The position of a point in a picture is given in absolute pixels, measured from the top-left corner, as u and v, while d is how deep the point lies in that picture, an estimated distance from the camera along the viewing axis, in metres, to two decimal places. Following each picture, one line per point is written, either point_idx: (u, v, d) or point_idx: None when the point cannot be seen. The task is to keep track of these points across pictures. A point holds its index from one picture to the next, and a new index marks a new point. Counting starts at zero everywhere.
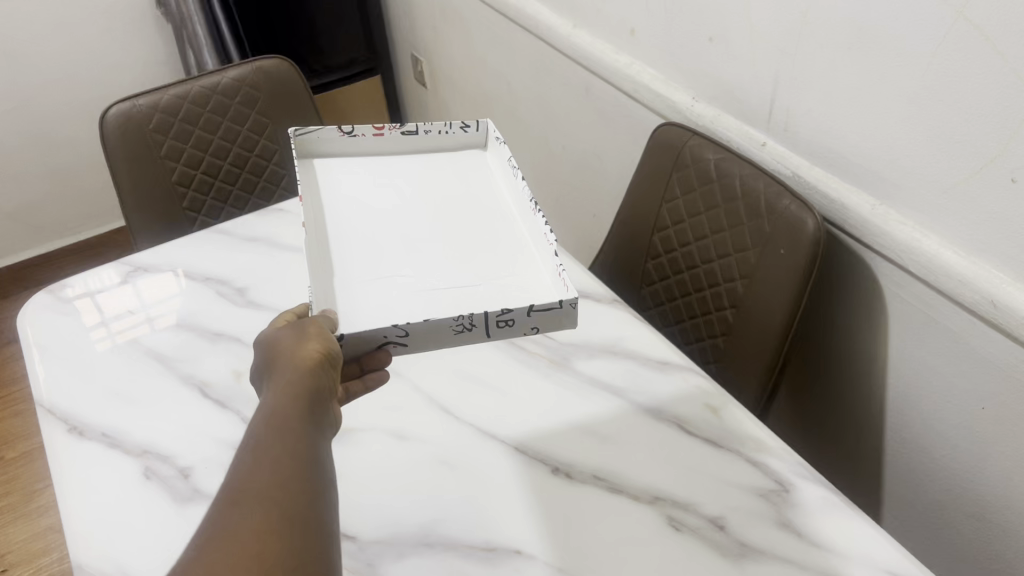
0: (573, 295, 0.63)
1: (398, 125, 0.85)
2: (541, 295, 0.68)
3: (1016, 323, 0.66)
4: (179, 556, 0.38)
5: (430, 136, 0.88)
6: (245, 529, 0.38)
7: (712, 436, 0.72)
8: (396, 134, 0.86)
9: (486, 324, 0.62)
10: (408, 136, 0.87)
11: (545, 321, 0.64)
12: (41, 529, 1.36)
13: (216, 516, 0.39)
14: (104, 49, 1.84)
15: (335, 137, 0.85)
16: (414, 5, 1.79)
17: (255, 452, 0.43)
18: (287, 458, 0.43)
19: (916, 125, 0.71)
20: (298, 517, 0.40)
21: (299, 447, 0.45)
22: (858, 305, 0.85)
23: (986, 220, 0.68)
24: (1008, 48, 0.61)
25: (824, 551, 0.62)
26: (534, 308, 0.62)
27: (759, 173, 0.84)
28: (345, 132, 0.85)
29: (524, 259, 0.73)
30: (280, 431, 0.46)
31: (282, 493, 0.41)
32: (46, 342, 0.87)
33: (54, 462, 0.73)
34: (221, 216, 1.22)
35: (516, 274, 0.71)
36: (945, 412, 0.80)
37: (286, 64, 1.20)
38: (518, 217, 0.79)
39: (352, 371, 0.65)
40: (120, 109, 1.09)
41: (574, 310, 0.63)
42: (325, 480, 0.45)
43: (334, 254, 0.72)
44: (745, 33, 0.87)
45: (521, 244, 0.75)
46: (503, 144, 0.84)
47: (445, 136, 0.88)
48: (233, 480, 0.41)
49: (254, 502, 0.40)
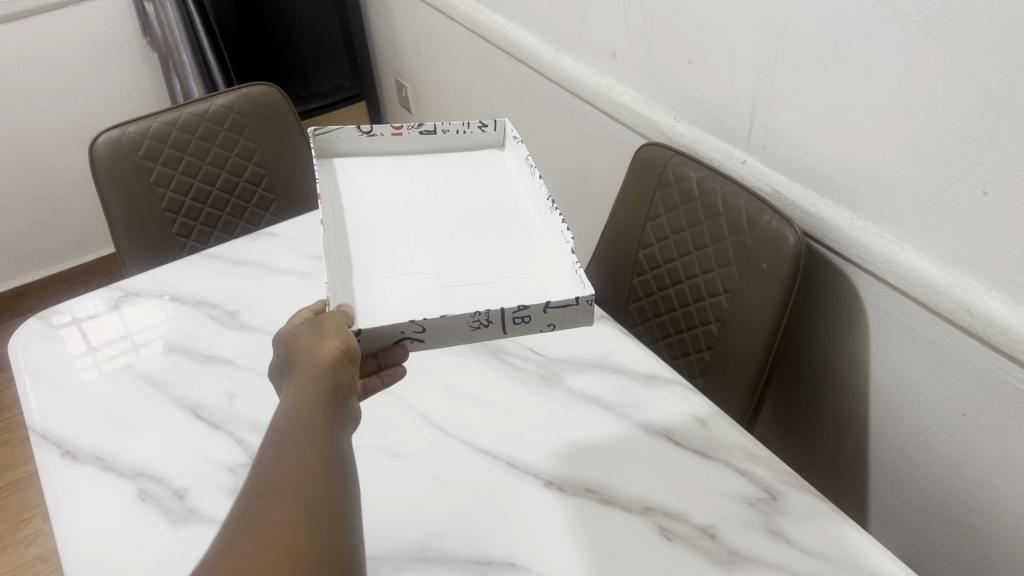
0: (590, 292, 0.64)
1: (417, 124, 0.87)
2: (555, 292, 0.70)
3: (992, 330, 0.68)
4: (209, 551, 0.39)
5: (448, 136, 0.90)
6: (273, 523, 0.40)
7: (699, 447, 0.73)
8: (414, 134, 0.89)
9: (502, 320, 0.64)
10: (426, 136, 0.89)
11: (560, 319, 0.65)
12: (30, 559, 1.35)
13: (245, 510, 0.41)
14: (89, 79, 1.85)
15: (354, 137, 0.88)
16: (397, 32, 1.82)
17: (280, 446, 0.45)
18: (310, 452, 0.45)
19: (890, 140, 0.73)
20: (322, 511, 0.42)
21: (322, 442, 0.47)
22: (840, 317, 0.87)
23: (960, 232, 0.70)
24: (975, 66, 0.63)
25: (810, 557, 0.63)
26: (551, 304, 0.63)
27: (740, 191, 0.86)
28: (364, 131, 0.87)
29: (539, 256, 0.75)
30: (303, 426, 0.47)
31: (307, 490, 0.42)
32: (37, 368, 0.87)
33: (47, 486, 0.73)
34: (210, 241, 1.23)
35: (532, 270, 0.73)
36: (926, 419, 0.82)
37: (273, 91, 1.22)
38: (534, 215, 0.81)
39: (370, 367, 0.67)
40: (110, 137, 1.10)
41: (590, 307, 0.64)
42: (348, 475, 0.46)
43: (352, 254, 0.74)
44: (723, 54, 0.89)
45: (535, 242, 0.77)
46: (520, 143, 0.86)
47: (462, 135, 0.90)
48: (259, 476, 0.43)
49: (281, 498, 0.41)
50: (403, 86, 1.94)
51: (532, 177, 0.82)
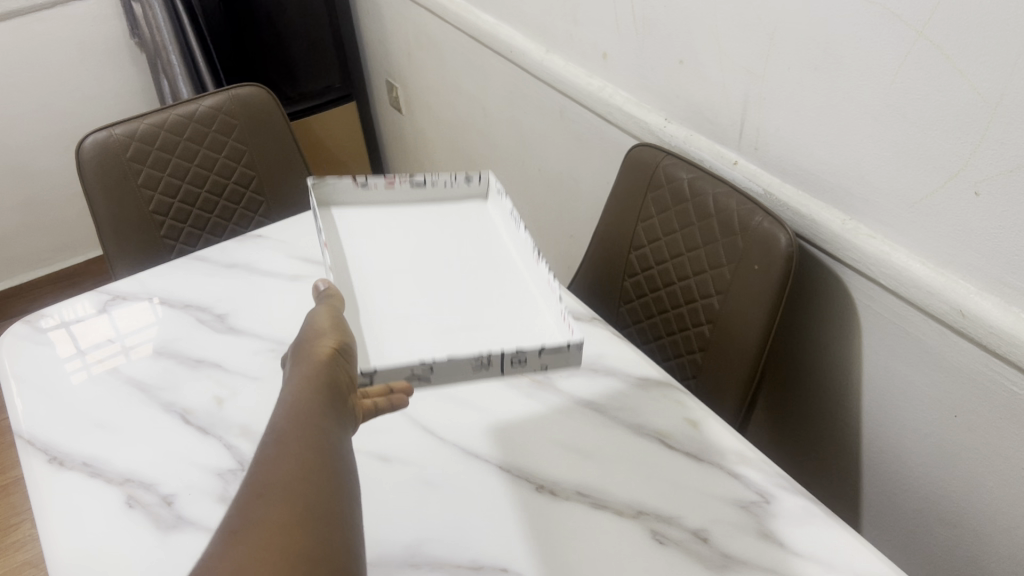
0: (579, 337, 0.69)
1: (408, 176, 0.89)
2: (548, 336, 0.73)
3: (984, 331, 0.68)
4: (208, 545, 0.39)
5: (435, 186, 0.91)
6: (270, 517, 0.40)
7: (692, 450, 0.73)
8: (405, 184, 0.90)
9: (500, 360, 0.68)
10: (416, 187, 0.90)
11: (553, 360, 0.71)
12: (19, 564, 1.34)
13: (245, 509, 0.41)
14: (77, 80, 1.84)
15: (349, 188, 0.89)
16: (387, 33, 1.80)
17: (279, 443, 0.45)
18: (308, 447, 0.45)
19: (880, 140, 0.73)
20: (320, 504, 0.42)
21: (320, 440, 0.47)
22: (831, 318, 0.87)
23: (951, 232, 0.70)
24: (967, 67, 0.63)
25: (804, 560, 0.63)
26: (545, 348, 0.68)
27: (731, 192, 0.86)
28: (359, 182, 0.88)
29: (526, 301, 0.77)
30: (302, 422, 0.47)
31: (305, 487, 0.42)
32: (24, 372, 0.86)
33: (34, 492, 0.73)
34: (199, 244, 1.21)
35: (522, 316, 0.75)
36: (917, 419, 0.81)
37: (262, 91, 1.21)
38: (519, 260, 0.83)
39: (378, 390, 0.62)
40: (96, 139, 1.09)
41: (579, 349, 0.69)
42: (346, 472, 0.46)
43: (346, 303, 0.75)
44: (715, 55, 0.89)
45: (521, 287, 0.79)
46: (504, 195, 0.88)
47: (448, 187, 0.92)
48: (257, 472, 0.43)
49: (279, 493, 0.41)
50: (393, 86, 1.93)
51: (515, 225, 0.85)
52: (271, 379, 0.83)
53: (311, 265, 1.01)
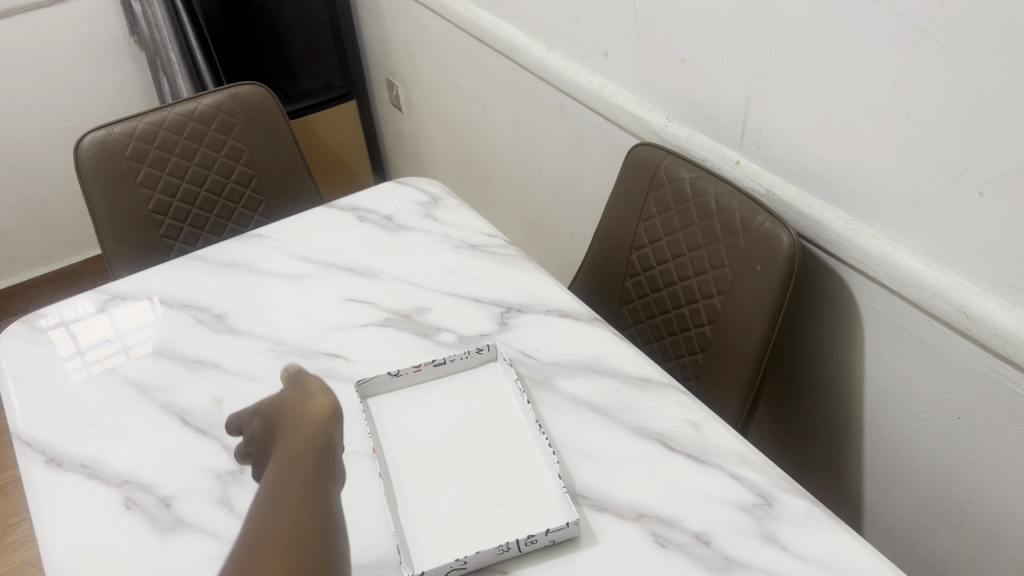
0: (575, 518, 0.63)
1: (434, 360, 0.80)
2: (541, 522, 0.66)
3: (988, 333, 0.68)
4: None
5: (456, 363, 0.81)
6: (264, 566, 0.42)
7: (694, 452, 0.72)
8: (432, 367, 0.80)
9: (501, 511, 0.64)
10: (441, 366, 0.81)
11: (563, 536, 0.64)
12: (19, 564, 1.33)
13: (242, 565, 0.42)
14: (77, 78, 1.83)
15: (386, 384, 0.79)
16: (387, 30, 1.80)
17: (272, 491, 0.47)
18: (302, 496, 0.47)
19: (884, 140, 0.73)
20: (314, 552, 0.43)
21: (313, 482, 0.49)
22: (834, 318, 0.86)
23: (954, 233, 0.69)
24: (971, 66, 0.63)
25: (806, 564, 0.62)
26: (551, 532, 0.62)
27: (733, 191, 0.85)
28: (394, 374, 0.79)
29: (525, 478, 0.70)
30: (295, 470, 0.50)
31: (299, 534, 0.44)
32: (23, 373, 0.86)
33: (32, 494, 0.72)
34: (199, 243, 1.21)
35: (516, 497, 0.68)
36: (920, 421, 0.81)
37: (262, 90, 1.20)
38: (529, 431, 0.75)
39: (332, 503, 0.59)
40: (95, 138, 1.09)
41: (576, 529, 0.63)
42: (339, 523, 0.48)
43: None
44: (717, 54, 0.89)
45: (527, 465, 0.71)
46: (511, 366, 0.80)
47: (466, 359, 0.81)
48: (250, 527, 0.45)
49: (272, 539, 0.43)
50: (393, 85, 1.91)
51: (524, 399, 0.77)
52: (271, 380, 0.83)
53: (310, 264, 1.00)
